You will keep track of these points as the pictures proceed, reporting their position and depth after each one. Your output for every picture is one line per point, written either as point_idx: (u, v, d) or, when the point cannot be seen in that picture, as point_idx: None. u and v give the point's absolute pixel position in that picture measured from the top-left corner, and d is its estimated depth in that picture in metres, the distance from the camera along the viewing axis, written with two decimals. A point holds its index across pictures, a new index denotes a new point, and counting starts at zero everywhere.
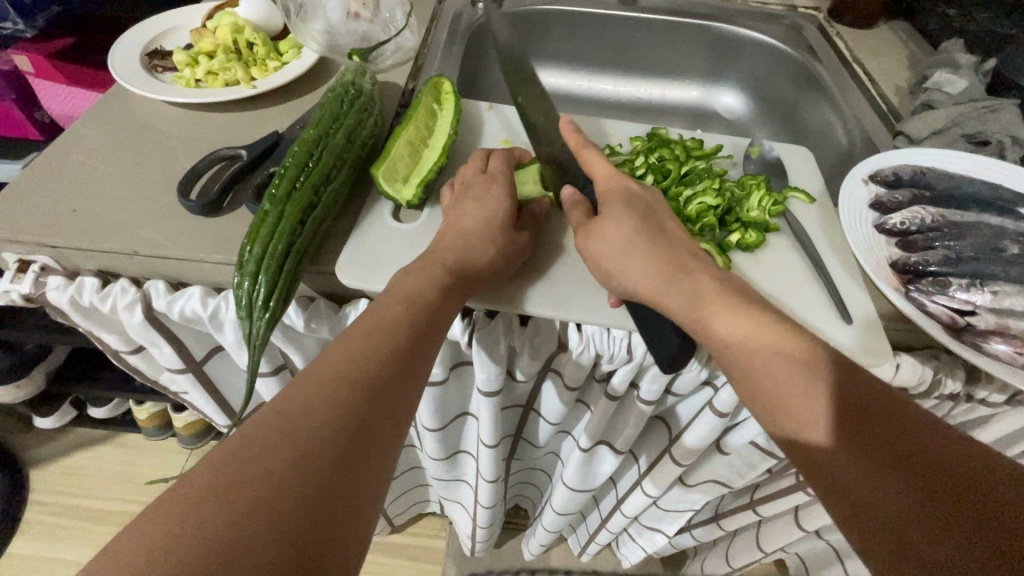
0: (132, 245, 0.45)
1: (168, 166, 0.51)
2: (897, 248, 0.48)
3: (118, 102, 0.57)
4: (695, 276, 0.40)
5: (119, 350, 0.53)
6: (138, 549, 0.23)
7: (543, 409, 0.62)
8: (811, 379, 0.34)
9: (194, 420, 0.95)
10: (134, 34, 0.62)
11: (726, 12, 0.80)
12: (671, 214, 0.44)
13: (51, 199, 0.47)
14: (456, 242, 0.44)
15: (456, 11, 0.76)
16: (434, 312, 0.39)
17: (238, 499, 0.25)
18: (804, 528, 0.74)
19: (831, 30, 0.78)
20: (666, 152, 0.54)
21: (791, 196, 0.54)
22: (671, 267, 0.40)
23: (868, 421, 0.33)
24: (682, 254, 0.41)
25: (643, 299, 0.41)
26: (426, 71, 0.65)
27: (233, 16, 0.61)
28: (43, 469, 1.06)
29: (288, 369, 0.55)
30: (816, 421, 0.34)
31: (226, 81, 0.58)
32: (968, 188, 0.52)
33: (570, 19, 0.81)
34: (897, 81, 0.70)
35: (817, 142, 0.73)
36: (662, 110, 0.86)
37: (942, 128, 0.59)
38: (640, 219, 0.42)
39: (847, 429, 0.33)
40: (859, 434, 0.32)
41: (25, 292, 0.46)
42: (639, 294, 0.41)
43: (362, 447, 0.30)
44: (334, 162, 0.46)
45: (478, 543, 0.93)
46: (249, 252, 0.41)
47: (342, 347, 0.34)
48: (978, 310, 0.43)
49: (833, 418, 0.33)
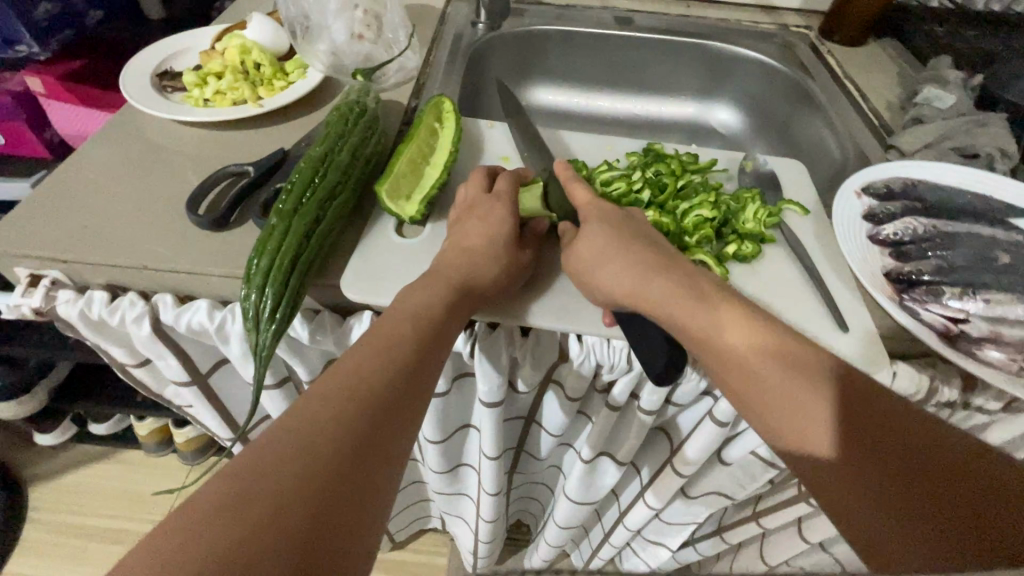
0: (141, 259, 0.46)
1: (178, 182, 0.52)
2: (891, 258, 0.49)
3: (127, 120, 0.59)
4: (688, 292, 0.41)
5: (125, 363, 0.53)
6: (152, 556, 0.23)
7: (545, 421, 0.62)
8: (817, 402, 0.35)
9: (195, 436, 0.95)
10: (144, 56, 0.64)
11: (719, 31, 0.83)
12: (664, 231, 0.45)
13: (62, 216, 0.48)
14: (460, 257, 0.45)
15: (457, 32, 0.78)
16: (440, 326, 0.40)
17: (249, 515, 0.25)
18: (808, 540, 0.73)
19: (822, 48, 0.80)
20: (663, 167, 0.55)
21: (786, 208, 0.55)
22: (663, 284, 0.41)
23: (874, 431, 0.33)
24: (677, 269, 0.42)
25: (633, 315, 0.42)
26: (428, 89, 0.67)
27: (240, 38, 0.63)
28: (42, 487, 1.06)
29: (292, 381, 0.56)
30: (827, 437, 0.34)
31: (234, 100, 0.60)
32: (959, 200, 0.53)
33: (568, 38, 0.83)
34: (888, 96, 0.72)
35: (811, 156, 0.75)
36: (659, 126, 0.88)
37: (933, 142, 0.61)
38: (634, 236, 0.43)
39: (852, 434, 0.33)
40: (867, 444, 0.32)
41: (36, 306, 0.46)
42: (629, 309, 0.42)
43: (368, 460, 0.31)
44: (339, 179, 0.48)
45: (481, 559, 0.92)
46: (257, 265, 0.42)
47: (348, 362, 0.35)
48: (971, 318, 0.44)
49: (841, 431, 0.33)
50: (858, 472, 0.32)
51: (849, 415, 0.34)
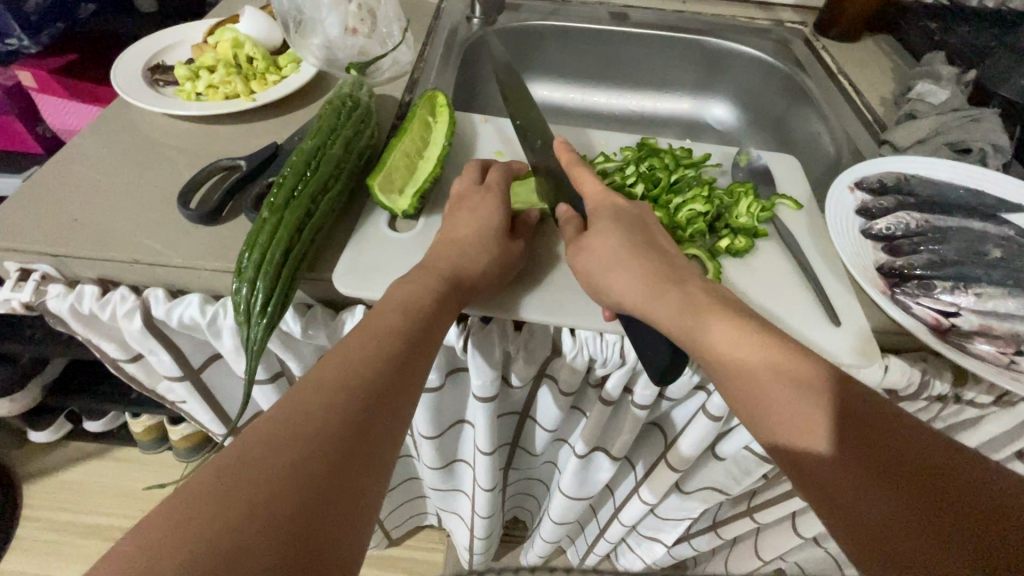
0: (132, 253, 0.45)
1: (169, 176, 0.52)
2: (883, 253, 0.50)
3: (118, 114, 0.58)
4: (678, 286, 0.41)
5: (117, 358, 0.53)
6: (139, 549, 0.23)
7: (539, 416, 0.62)
8: (810, 398, 0.35)
9: (190, 432, 0.95)
10: (136, 49, 0.63)
11: (714, 27, 0.82)
12: (654, 226, 0.45)
13: (53, 210, 0.48)
14: (452, 252, 0.45)
15: (452, 27, 0.78)
16: (431, 319, 0.40)
17: (237, 507, 0.25)
18: (802, 535, 0.74)
19: (817, 44, 0.80)
20: (657, 162, 0.55)
21: (779, 203, 0.55)
22: (654, 278, 0.41)
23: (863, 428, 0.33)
24: (669, 263, 0.42)
25: (623, 308, 0.42)
26: (422, 84, 0.67)
27: (233, 31, 0.63)
28: (35, 484, 1.05)
29: (285, 376, 0.56)
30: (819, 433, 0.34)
31: (226, 94, 0.59)
32: (952, 195, 0.53)
33: (563, 33, 0.83)
34: (882, 92, 0.72)
35: (806, 151, 0.75)
36: (654, 122, 0.88)
37: (926, 138, 0.61)
38: (626, 230, 0.43)
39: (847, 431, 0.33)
40: (863, 442, 0.33)
41: (26, 300, 0.46)
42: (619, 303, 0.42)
43: (358, 452, 0.30)
44: (331, 172, 0.47)
45: (476, 555, 0.92)
46: (248, 259, 0.42)
47: (338, 355, 0.35)
48: (962, 311, 0.44)
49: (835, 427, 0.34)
50: (856, 468, 0.32)
51: (843, 412, 0.34)
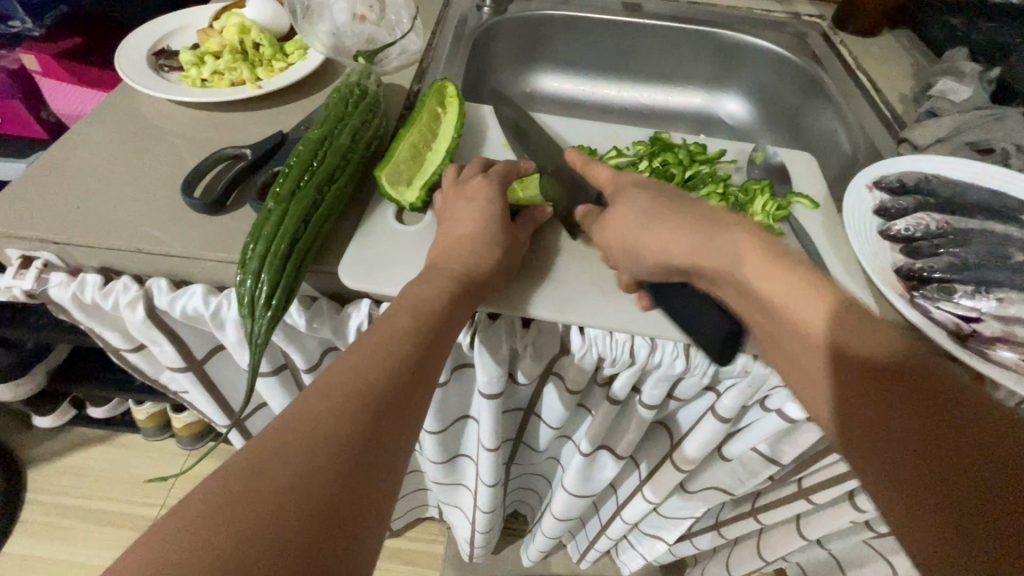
0: (135, 242, 0.45)
1: (174, 164, 0.51)
2: (902, 254, 0.48)
3: (121, 100, 0.57)
4: None
5: (120, 348, 0.53)
6: (150, 562, 0.22)
7: (544, 413, 0.61)
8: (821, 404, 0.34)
9: (193, 421, 0.94)
10: (141, 34, 0.62)
11: (729, 19, 0.81)
12: None
13: (55, 197, 0.47)
14: (456, 247, 0.44)
15: (462, 16, 0.77)
16: (444, 322, 0.39)
17: (247, 518, 0.24)
18: (807, 537, 0.73)
19: (836, 38, 0.78)
20: (670, 157, 0.54)
21: (795, 201, 0.54)
22: None
23: (881, 376, 0.31)
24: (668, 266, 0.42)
25: None
26: (431, 73, 0.65)
27: (240, 16, 0.61)
28: (37, 469, 1.06)
29: (288, 369, 0.55)
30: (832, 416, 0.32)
31: (232, 81, 0.58)
32: (976, 196, 0.52)
33: (574, 22, 0.81)
34: (902, 89, 0.70)
35: (821, 149, 0.73)
36: (667, 116, 0.86)
37: (947, 136, 0.59)
38: (624, 234, 0.43)
39: (866, 388, 0.31)
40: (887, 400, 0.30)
41: (27, 288, 0.45)
42: None
43: (371, 460, 0.30)
44: (338, 162, 0.46)
45: (477, 549, 0.92)
46: (253, 250, 0.41)
47: (350, 358, 0.34)
48: (983, 317, 0.43)
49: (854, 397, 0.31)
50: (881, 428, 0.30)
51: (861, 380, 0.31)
